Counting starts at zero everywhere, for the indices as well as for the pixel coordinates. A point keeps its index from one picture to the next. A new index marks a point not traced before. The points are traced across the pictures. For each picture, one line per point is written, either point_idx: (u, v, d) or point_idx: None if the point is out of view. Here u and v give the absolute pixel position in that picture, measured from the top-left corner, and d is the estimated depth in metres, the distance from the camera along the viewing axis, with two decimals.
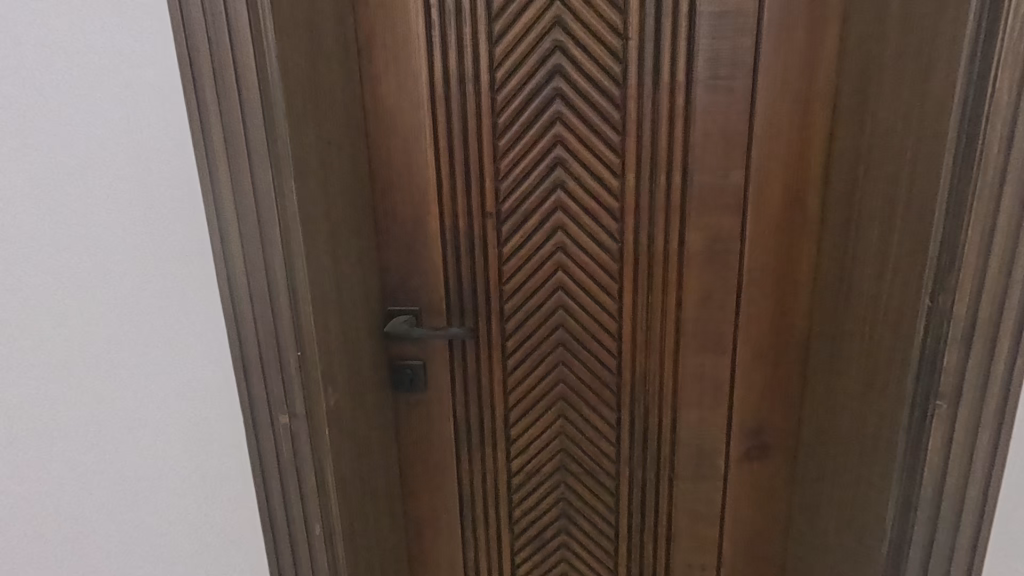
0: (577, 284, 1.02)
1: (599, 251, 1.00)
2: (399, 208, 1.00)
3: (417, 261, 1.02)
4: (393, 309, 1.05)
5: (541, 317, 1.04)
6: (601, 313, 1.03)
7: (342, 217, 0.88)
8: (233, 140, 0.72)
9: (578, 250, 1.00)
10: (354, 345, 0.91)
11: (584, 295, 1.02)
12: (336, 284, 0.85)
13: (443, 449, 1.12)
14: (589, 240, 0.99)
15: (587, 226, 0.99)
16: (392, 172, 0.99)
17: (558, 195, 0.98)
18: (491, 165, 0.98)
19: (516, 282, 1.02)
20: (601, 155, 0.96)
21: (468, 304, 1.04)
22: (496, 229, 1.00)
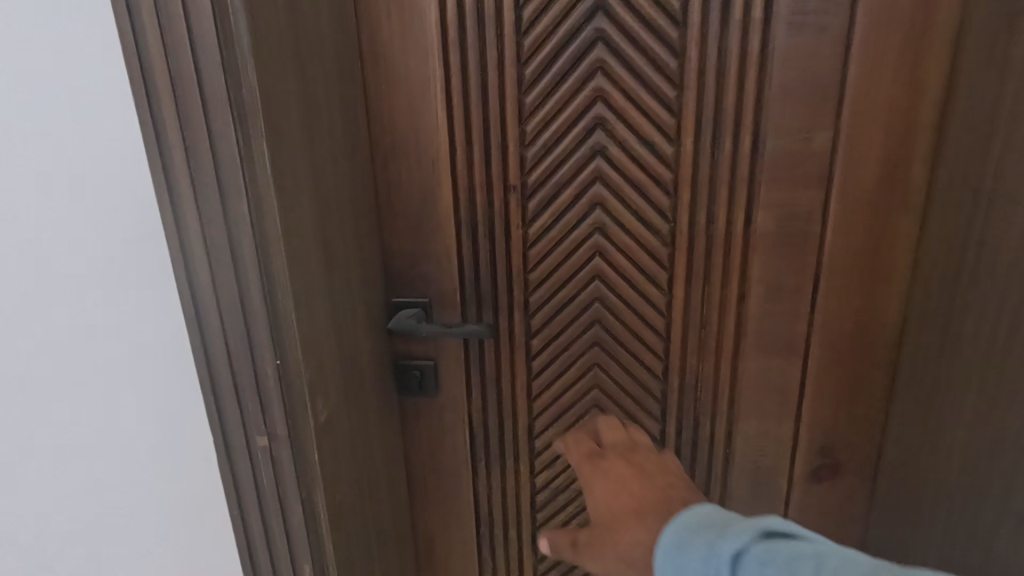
0: (617, 273, 0.85)
1: (645, 232, 0.83)
2: (405, 181, 0.83)
3: (427, 245, 0.86)
4: (398, 301, 0.88)
5: (573, 311, 0.87)
6: (645, 308, 0.86)
7: (335, 190, 0.71)
8: (184, 86, 0.54)
9: (620, 232, 0.83)
10: (351, 346, 0.76)
11: (625, 285, 0.85)
12: (327, 273, 0.69)
13: (457, 461, 0.97)
14: (634, 220, 0.82)
15: (631, 202, 0.81)
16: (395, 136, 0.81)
17: (596, 164, 0.81)
18: (517, 127, 0.80)
19: (544, 269, 0.86)
20: (653, 114, 0.77)
21: (487, 296, 0.87)
22: (521, 206, 0.83)
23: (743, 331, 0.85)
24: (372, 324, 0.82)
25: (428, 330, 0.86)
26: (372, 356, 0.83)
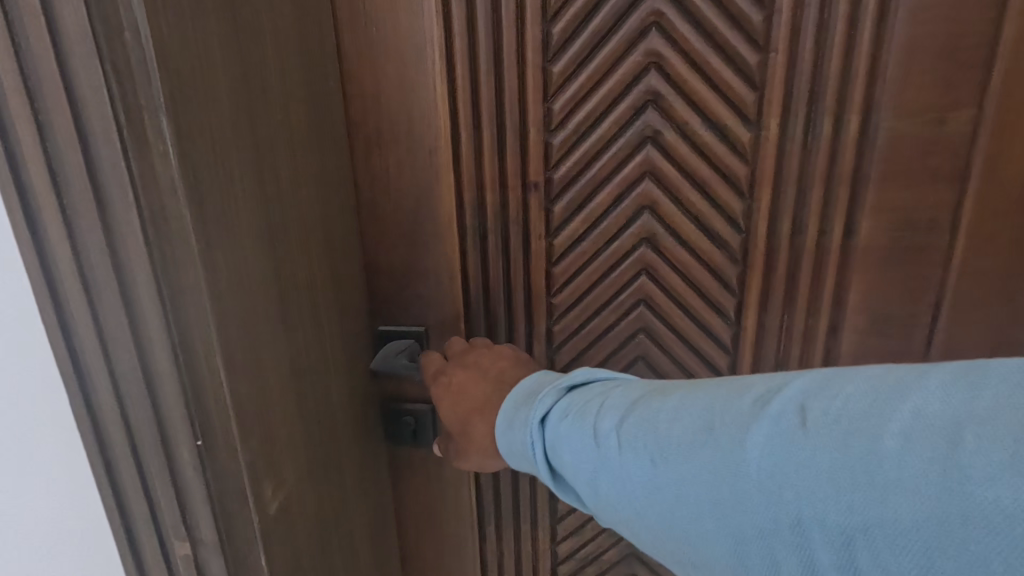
0: (669, 296, 0.65)
1: (707, 244, 0.63)
2: (393, 176, 0.63)
3: (423, 261, 0.66)
4: (387, 330, 0.69)
5: (610, 344, 0.68)
6: (705, 340, 0.67)
7: (298, 188, 0.52)
8: (27, 25, 0.34)
9: (675, 243, 0.63)
10: (320, 400, 0.56)
11: (679, 312, 0.66)
12: (282, 306, 0.49)
13: (459, 528, 0.77)
14: (693, 228, 0.63)
15: (691, 205, 0.62)
16: (381, 116, 0.61)
17: (645, 154, 0.61)
18: (541, 106, 0.61)
19: (572, 291, 0.66)
20: (725, 87, 0.58)
21: (500, 325, 0.68)
22: (545, 209, 0.64)
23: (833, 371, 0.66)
24: (351, 363, 0.63)
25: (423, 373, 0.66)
26: (352, 405, 0.63)
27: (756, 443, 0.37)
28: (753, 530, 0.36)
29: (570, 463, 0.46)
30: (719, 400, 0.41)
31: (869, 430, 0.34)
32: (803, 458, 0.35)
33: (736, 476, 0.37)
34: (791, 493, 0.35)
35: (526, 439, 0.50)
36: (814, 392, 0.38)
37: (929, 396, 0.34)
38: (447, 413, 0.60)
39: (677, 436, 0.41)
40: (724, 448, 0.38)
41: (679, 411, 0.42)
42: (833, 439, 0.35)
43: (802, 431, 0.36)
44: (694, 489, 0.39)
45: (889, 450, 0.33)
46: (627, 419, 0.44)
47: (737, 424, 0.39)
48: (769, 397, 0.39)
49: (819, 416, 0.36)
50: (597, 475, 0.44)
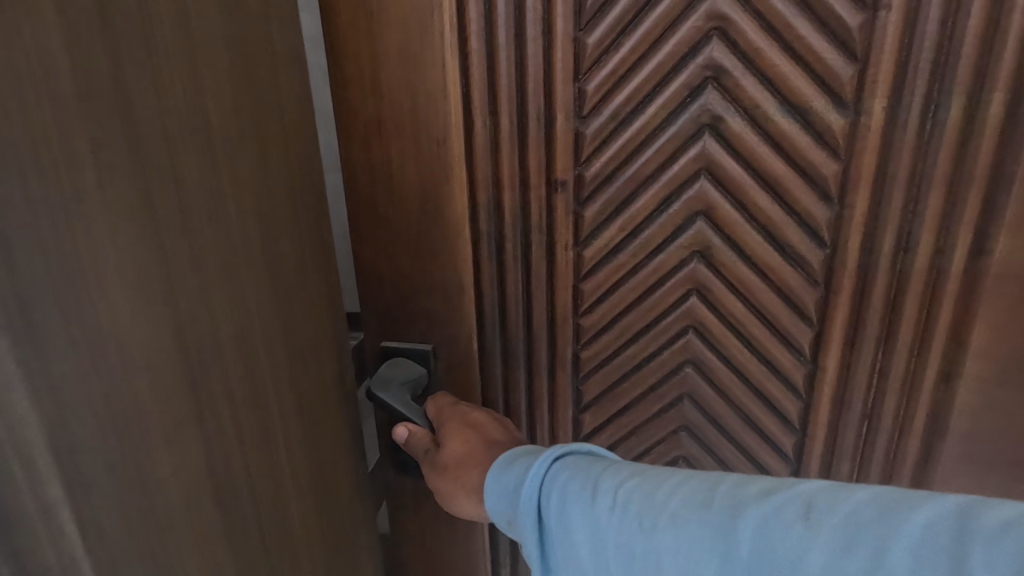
0: (725, 324, 0.53)
1: (779, 261, 0.50)
2: (392, 172, 0.53)
3: (430, 274, 0.56)
4: (388, 347, 0.59)
5: (649, 377, 0.56)
6: (769, 380, 0.54)
7: (223, 202, 0.35)
8: None
9: (735, 258, 0.51)
10: (302, 467, 0.43)
11: (737, 343, 0.53)
12: (198, 377, 0.33)
13: (469, 573, 0.68)
14: (760, 241, 0.50)
15: (759, 212, 0.49)
16: (380, 101, 0.51)
17: (701, 146, 0.48)
18: (570, 88, 0.49)
19: (605, 312, 0.55)
20: (812, 59, 0.44)
21: (518, 350, 0.58)
22: (573, 214, 0.53)
23: (940, 429, 0.51)
24: (344, 409, 0.50)
25: (424, 417, 0.56)
26: (347, 461, 0.51)
27: (751, 526, 0.35)
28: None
29: (558, 525, 0.42)
30: (725, 482, 0.39)
31: (877, 535, 0.31)
32: (797, 554, 0.33)
33: (729, 552, 0.35)
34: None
35: (521, 486, 0.44)
36: (824, 493, 0.35)
37: (945, 512, 0.31)
38: (453, 457, 0.52)
39: (674, 506, 0.38)
40: (720, 526, 0.36)
41: (681, 484, 0.40)
42: (833, 541, 0.32)
43: (804, 525, 0.33)
44: (676, 563, 0.37)
45: (893, 562, 0.30)
46: (627, 482, 0.41)
47: (736, 504, 0.36)
48: (775, 488, 0.37)
49: (823, 513, 0.34)
50: (579, 536, 0.41)
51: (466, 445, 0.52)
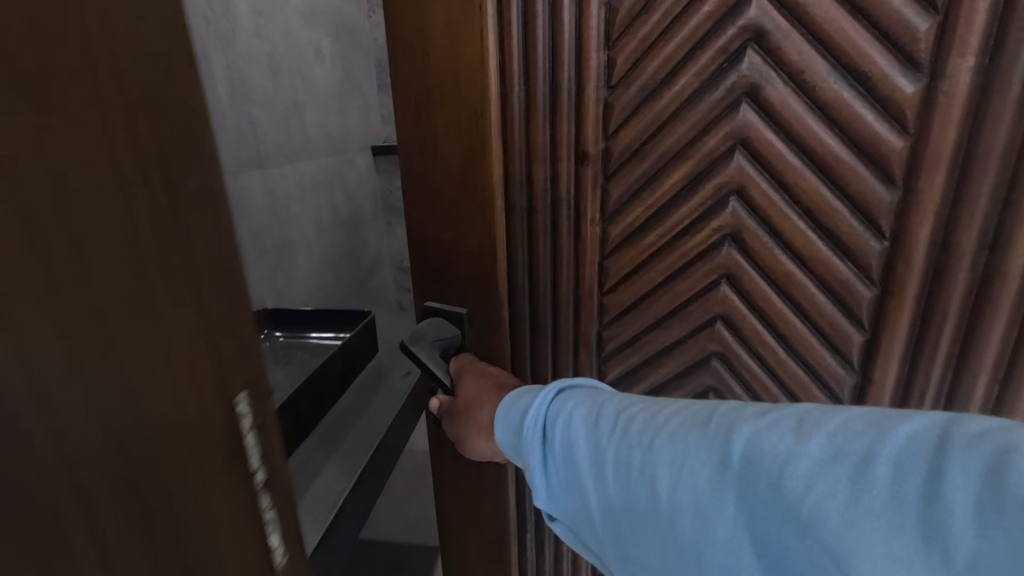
0: (755, 316, 0.50)
1: (822, 248, 0.45)
2: (438, 139, 0.54)
3: (464, 242, 0.57)
4: (430, 306, 0.61)
5: (674, 365, 0.55)
6: (809, 388, 0.50)
7: None
8: None
9: (771, 245, 0.47)
10: None
11: (768, 337, 0.50)
12: None
13: (493, 530, 0.71)
14: (805, 227, 0.45)
15: (801, 195, 0.45)
16: (422, 68, 0.52)
17: (738, 116, 0.45)
18: (601, 56, 0.49)
19: (628, 291, 0.54)
20: (875, 13, 0.39)
21: (543, 318, 0.59)
22: (600, 186, 0.52)
23: None
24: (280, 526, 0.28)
25: (447, 374, 0.59)
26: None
27: (739, 442, 0.32)
28: (723, 528, 0.31)
29: (563, 444, 0.42)
30: (723, 406, 0.36)
31: (862, 443, 0.28)
32: (782, 464, 0.29)
33: (716, 469, 0.32)
34: (768, 495, 0.30)
35: (525, 416, 0.45)
36: (822, 412, 0.31)
37: (931, 423, 0.27)
38: (464, 416, 0.55)
39: (670, 426, 0.36)
40: (709, 442, 0.34)
41: (679, 410, 0.38)
42: (822, 452, 0.29)
43: (793, 438, 0.30)
44: (668, 475, 0.34)
45: (877, 470, 0.27)
46: (628, 409, 0.40)
47: (727, 422, 0.34)
48: (771, 409, 0.33)
49: (817, 427, 0.30)
50: (576, 450, 0.41)
51: (480, 388, 0.55)
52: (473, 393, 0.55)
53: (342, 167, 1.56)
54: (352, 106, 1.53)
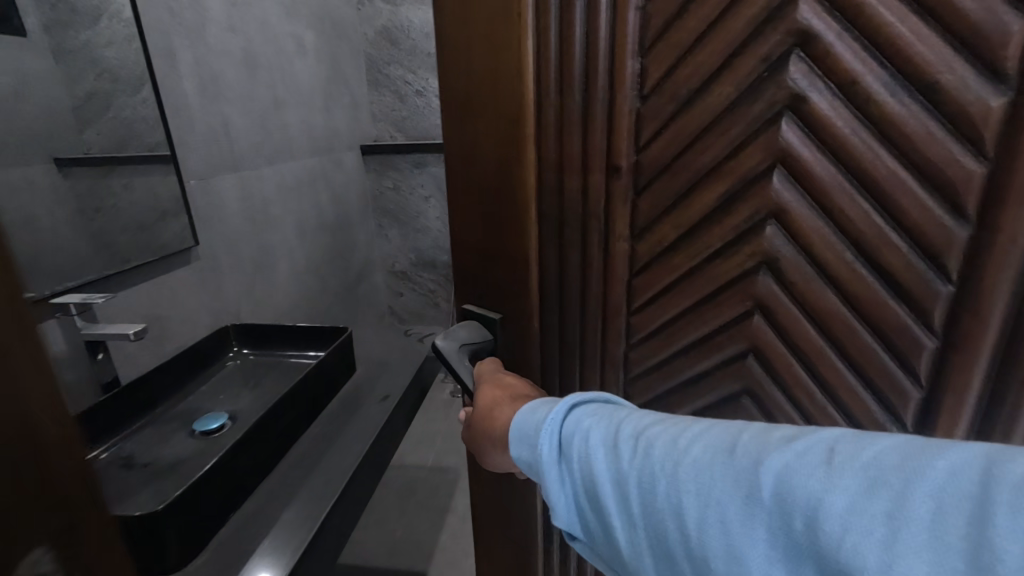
0: (785, 347, 0.53)
1: (867, 282, 0.45)
2: (476, 139, 0.59)
3: (503, 242, 0.61)
4: (468, 310, 0.69)
5: (714, 397, 0.58)
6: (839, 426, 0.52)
7: None
8: None
9: (811, 275, 0.49)
10: None
11: (802, 375, 0.52)
12: None
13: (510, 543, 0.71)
14: (856, 262, 0.46)
15: (850, 223, 0.45)
16: (467, 78, 0.56)
17: (780, 135, 0.46)
18: (633, 63, 0.51)
19: (653, 315, 0.59)
20: (942, 10, 0.37)
21: (573, 318, 0.62)
22: (631, 200, 0.56)
23: None
24: None
25: (470, 376, 0.63)
26: None
27: (771, 472, 0.36)
28: (757, 551, 0.36)
29: (581, 461, 0.47)
30: (751, 432, 0.40)
31: (896, 481, 0.31)
32: (817, 497, 0.33)
33: (747, 499, 0.37)
34: (797, 526, 0.34)
35: (540, 429, 0.50)
36: (848, 441, 0.35)
37: (970, 459, 0.29)
38: (481, 417, 0.59)
39: (694, 453, 0.41)
40: (739, 474, 0.38)
41: (704, 433, 0.42)
42: (855, 486, 0.32)
43: (824, 469, 0.34)
44: (695, 499, 0.39)
45: (915, 506, 0.30)
46: (648, 430, 0.45)
47: (758, 453, 0.38)
48: (800, 436, 0.37)
49: (847, 458, 0.34)
50: (603, 477, 0.45)
51: (495, 397, 0.59)
52: (498, 391, 0.60)
53: (330, 164, 1.90)
54: (337, 108, 1.91)
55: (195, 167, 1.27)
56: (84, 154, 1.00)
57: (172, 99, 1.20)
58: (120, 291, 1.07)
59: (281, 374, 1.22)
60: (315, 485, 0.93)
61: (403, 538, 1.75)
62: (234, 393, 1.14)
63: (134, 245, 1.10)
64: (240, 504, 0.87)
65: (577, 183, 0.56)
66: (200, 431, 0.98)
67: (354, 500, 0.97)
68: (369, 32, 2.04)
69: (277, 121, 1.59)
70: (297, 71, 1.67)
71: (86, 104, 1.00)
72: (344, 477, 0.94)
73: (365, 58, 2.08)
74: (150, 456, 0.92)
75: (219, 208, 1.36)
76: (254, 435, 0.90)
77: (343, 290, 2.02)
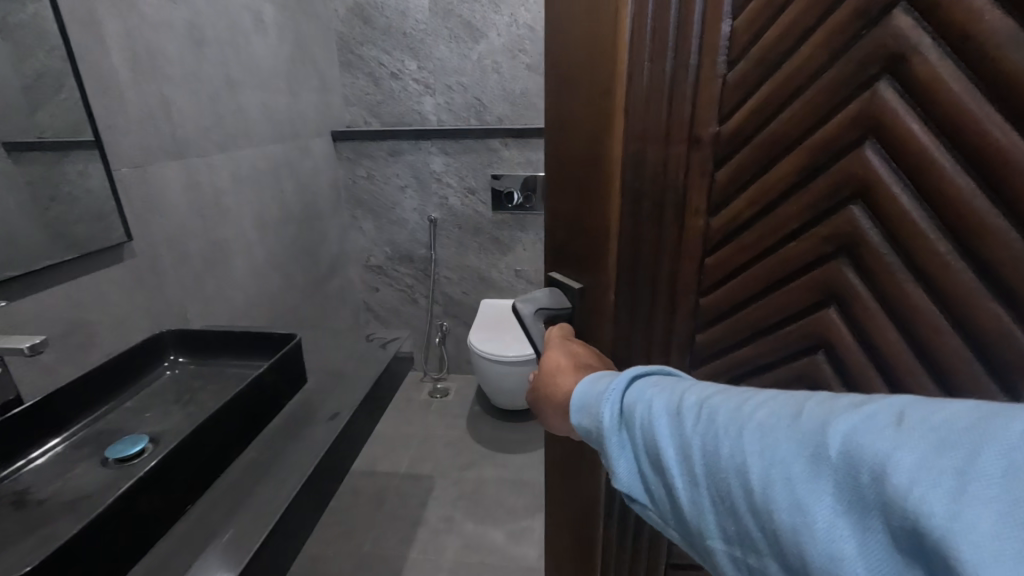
0: (856, 341, 0.49)
1: (967, 280, 0.39)
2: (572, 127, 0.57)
3: (582, 212, 0.58)
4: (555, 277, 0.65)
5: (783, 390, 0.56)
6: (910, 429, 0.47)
7: None
8: None
9: (895, 268, 0.44)
10: None
11: (870, 371, 0.49)
12: None
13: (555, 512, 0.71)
14: (949, 252, 0.40)
15: (935, 198, 0.40)
16: (566, 41, 0.54)
17: (879, 103, 0.42)
18: (724, 28, 0.47)
19: (720, 297, 0.56)
20: None
21: (636, 301, 0.58)
22: (708, 175, 0.52)
23: None
24: None
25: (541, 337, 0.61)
26: None
27: (839, 433, 0.31)
28: (822, 516, 0.31)
29: (642, 428, 0.44)
30: (818, 397, 0.36)
31: (968, 445, 0.27)
32: (884, 454, 0.29)
33: (811, 460, 0.32)
34: (864, 483, 0.29)
35: (602, 397, 0.48)
36: (922, 404, 0.30)
37: None
38: (546, 377, 0.57)
39: (759, 418, 0.36)
40: (805, 436, 0.33)
41: (769, 401, 0.38)
42: (926, 442, 0.28)
43: (892, 429, 0.29)
44: (759, 461, 0.35)
45: (987, 465, 0.26)
46: (708, 399, 0.41)
47: (824, 416, 0.33)
48: (868, 400, 0.33)
49: (920, 419, 0.29)
50: (664, 444, 0.42)
51: (564, 360, 0.57)
52: (563, 356, 0.57)
53: (297, 152, 1.79)
54: (302, 91, 1.78)
55: (127, 153, 1.10)
56: (36, 139, 0.88)
57: (97, 76, 1.03)
58: (24, 298, 0.89)
59: (219, 388, 1.07)
60: (238, 526, 0.81)
61: (370, 552, 1.65)
62: (162, 411, 1.00)
63: (92, 234, 1.00)
64: (145, 552, 0.74)
65: (657, 155, 0.52)
66: (114, 459, 0.85)
67: (278, 555, 0.83)
68: (340, 8, 1.94)
69: (232, 104, 1.45)
70: (256, 49, 1.53)
71: (37, 84, 0.89)
72: (275, 512, 0.83)
73: (337, 37, 1.97)
74: (51, 490, 0.79)
75: (159, 199, 1.19)
76: (167, 467, 0.78)
77: (313, 284, 1.91)
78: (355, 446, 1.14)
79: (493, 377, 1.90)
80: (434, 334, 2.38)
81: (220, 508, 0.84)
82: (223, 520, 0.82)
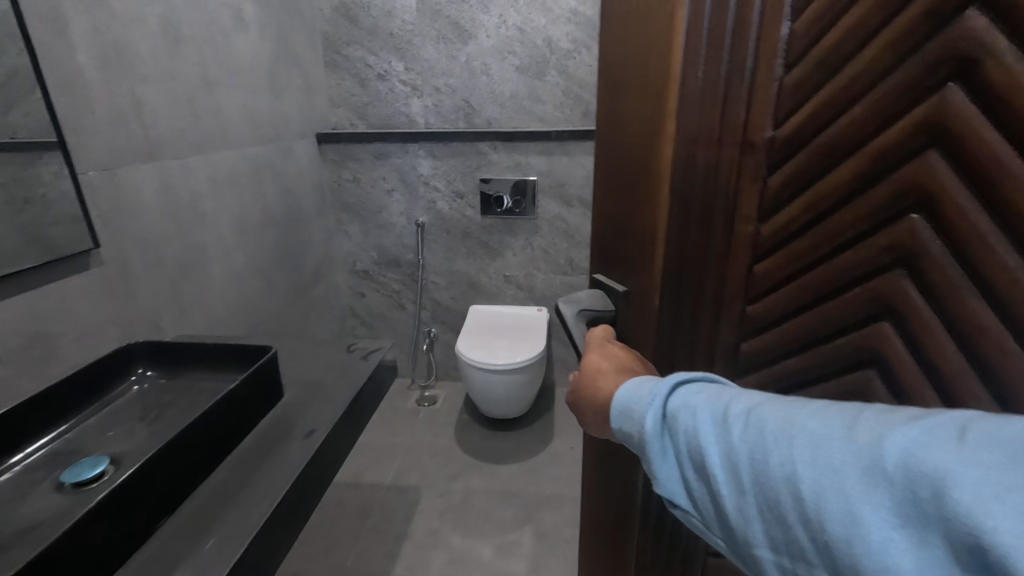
0: (908, 351, 0.47)
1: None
2: (626, 132, 0.58)
3: (631, 216, 0.59)
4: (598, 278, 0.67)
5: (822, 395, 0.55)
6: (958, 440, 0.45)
7: None
8: None
9: (957, 279, 0.42)
10: None
11: (925, 387, 0.46)
12: None
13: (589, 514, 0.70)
14: (1017, 264, 0.37)
15: (1002, 207, 0.38)
16: (626, 49, 0.56)
17: (948, 110, 0.40)
18: (783, 30, 0.47)
19: (775, 303, 0.55)
20: None
21: (680, 304, 0.57)
22: (760, 180, 0.52)
23: None
24: None
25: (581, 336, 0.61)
26: None
27: (896, 446, 0.30)
28: (878, 530, 0.29)
29: (687, 439, 0.41)
30: (872, 408, 0.34)
31: None
32: (944, 467, 0.27)
33: (864, 473, 0.31)
34: (923, 501, 0.28)
35: (640, 405, 0.45)
36: (984, 419, 0.29)
37: None
38: (586, 377, 0.55)
39: (811, 428, 0.34)
40: (860, 448, 0.31)
41: (824, 410, 0.35)
42: (993, 458, 0.26)
43: (955, 444, 0.28)
44: (811, 473, 0.33)
45: None
46: (756, 409, 0.38)
47: (880, 428, 0.31)
48: (927, 413, 0.31)
49: (982, 435, 0.28)
50: (711, 456, 0.39)
51: (606, 361, 0.55)
52: (603, 359, 0.55)
53: (280, 154, 1.73)
54: (286, 91, 1.72)
55: (96, 155, 1.03)
56: (9, 138, 0.84)
57: (61, 73, 0.95)
58: None
59: (187, 404, 0.99)
60: (202, 555, 0.74)
61: (352, 568, 1.59)
62: (125, 430, 0.92)
63: (70, 237, 0.95)
64: None
65: (705, 158, 0.51)
66: (70, 483, 0.77)
67: None
68: (325, 7, 1.89)
69: (211, 105, 1.38)
70: (236, 48, 1.46)
71: (10, 82, 0.85)
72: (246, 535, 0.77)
73: (322, 36, 1.92)
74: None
75: (130, 204, 1.12)
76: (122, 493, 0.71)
77: (296, 292, 1.83)
78: (334, 461, 1.07)
79: (483, 385, 1.87)
80: (421, 341, 2.33)
81: (184, 537, 0.77)
82: (187, 548, 0.75)
